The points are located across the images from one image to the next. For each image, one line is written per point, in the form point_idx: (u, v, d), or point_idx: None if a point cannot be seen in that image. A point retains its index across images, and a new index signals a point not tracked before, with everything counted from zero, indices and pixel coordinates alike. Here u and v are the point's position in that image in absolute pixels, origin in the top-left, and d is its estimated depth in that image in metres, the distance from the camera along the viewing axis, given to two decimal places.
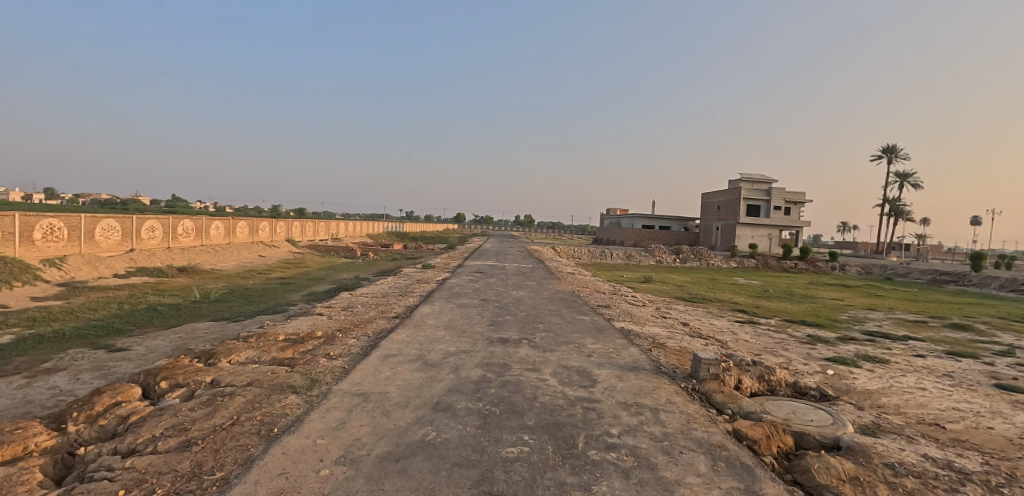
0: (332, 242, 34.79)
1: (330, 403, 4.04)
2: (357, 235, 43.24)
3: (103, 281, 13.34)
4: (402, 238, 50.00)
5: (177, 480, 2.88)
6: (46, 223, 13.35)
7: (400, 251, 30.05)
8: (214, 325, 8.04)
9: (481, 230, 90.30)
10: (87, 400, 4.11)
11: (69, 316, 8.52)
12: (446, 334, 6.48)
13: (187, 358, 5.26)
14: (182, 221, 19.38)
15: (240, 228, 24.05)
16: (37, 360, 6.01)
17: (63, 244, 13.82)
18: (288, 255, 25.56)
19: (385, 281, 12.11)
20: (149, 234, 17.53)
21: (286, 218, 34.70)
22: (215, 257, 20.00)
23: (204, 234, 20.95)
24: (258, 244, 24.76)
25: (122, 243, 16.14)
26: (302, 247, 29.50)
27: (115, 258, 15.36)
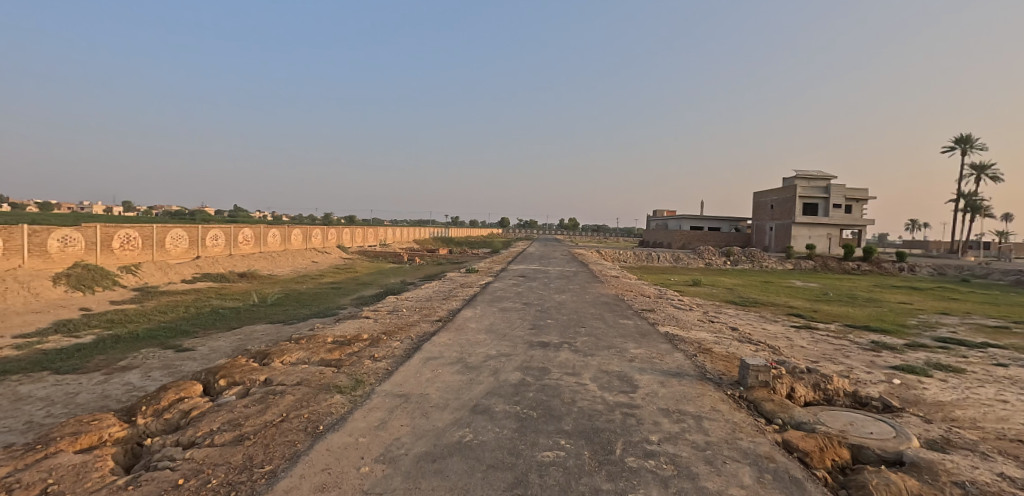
0: (380, 248, 36.00)
1: (373, 403, 4.18)
2: (405, 240, 44.55)
3: (173, 286, 14.46)
4: (447, 243, 51.01)
5: (230, 471, 3.08)
6: (124, 233, 14.60)
7: (446, 256, 30.59)
8: (270, 327, 8.52)
9: (523, 234, 90.49)
10: (155, 395, 4.47)
11: (143, 318, 9.31)
12: (487, 337, 6.53)
13: (245, 357, 5.60)
14: (242, 230, 20.68)
15: (295, 236, 25.38)
16: (115, 358, 6.60)
17: (138, 252, 15.09)
18: (339, 261, 26.70)
19: (430, 285, 12.36)
20: (213, 242, 18.80)
21: (337, 226, 36.25)
22: (272, 263, 21.21)
23: (263, 242, 22.27)
24: (311, 250, 26.01)
25: (189, 250, 17.42)
26: (353, 253, 30.75)
27: (183, 265, 16.63)
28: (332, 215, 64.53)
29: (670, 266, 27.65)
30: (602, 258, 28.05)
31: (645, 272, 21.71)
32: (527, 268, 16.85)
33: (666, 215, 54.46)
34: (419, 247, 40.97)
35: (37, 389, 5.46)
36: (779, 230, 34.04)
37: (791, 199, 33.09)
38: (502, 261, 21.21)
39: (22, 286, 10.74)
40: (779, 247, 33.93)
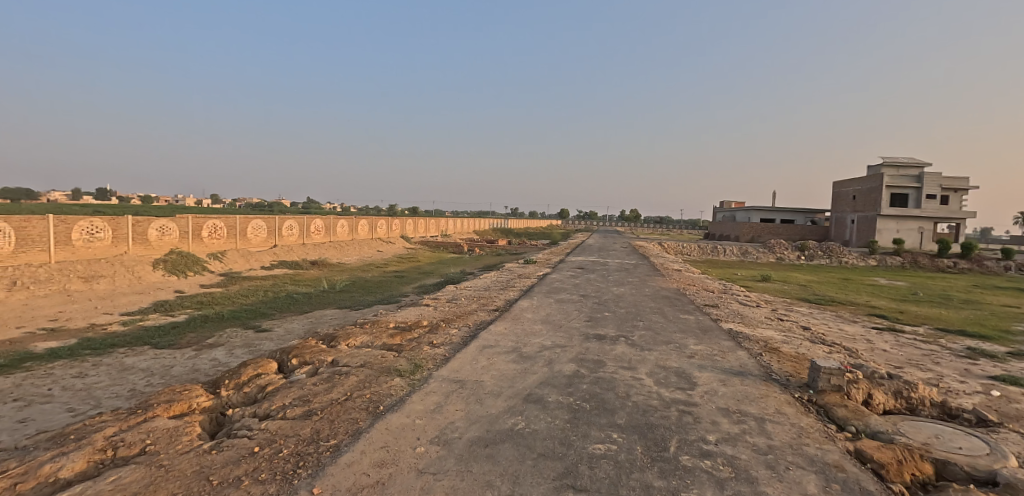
0: (441, 238, 37.05)
1: (430, 387, 4.35)
2: (465, 231, 45.53)
3: (254, 272, 15.77)
4: (504, 234, 51.54)
5: (300, 443, 3.35)
6: (211, 224, 16.06)
7: (504, 247, 30.84)
8: (337, 312, 9.07)
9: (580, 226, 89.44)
10: (236, 371, 4.92)
11: (228, 301, 10.26)
12: (542, 328, 6.56)
13: (315, 339, 6.01)
14: (314, 220, 22.05)
15: (362, 226, 26.71)
16: (204, 336, 7.34)
17: (224, 241, 16.56)
18: (402, 250, 27.80)
19: (488, 275, 12.56)
20: (288, 231, 20.21)
21: (401, 217, 37.72)
22: (341, 252, 22.49)
23: (333, 231, 23.65)
24: (377, 240, 27.26)
25: (268, 239, 18.88)
26: (415, 243, 31.88)
27: (262, 253, 18.06)
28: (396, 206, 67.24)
29: (737, 260, 26.21)
30: (662, 251, 27.13)
31: (710, 267, 20.72)
32: (585, 260, 16.65)
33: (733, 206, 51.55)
34: (478, 238, 41.71)
35: (140, 361, 6.20)
36: (862, 223, 31.19)
37: (876, 189, 30.18)
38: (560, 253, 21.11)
39: (128, 270, 12.17)
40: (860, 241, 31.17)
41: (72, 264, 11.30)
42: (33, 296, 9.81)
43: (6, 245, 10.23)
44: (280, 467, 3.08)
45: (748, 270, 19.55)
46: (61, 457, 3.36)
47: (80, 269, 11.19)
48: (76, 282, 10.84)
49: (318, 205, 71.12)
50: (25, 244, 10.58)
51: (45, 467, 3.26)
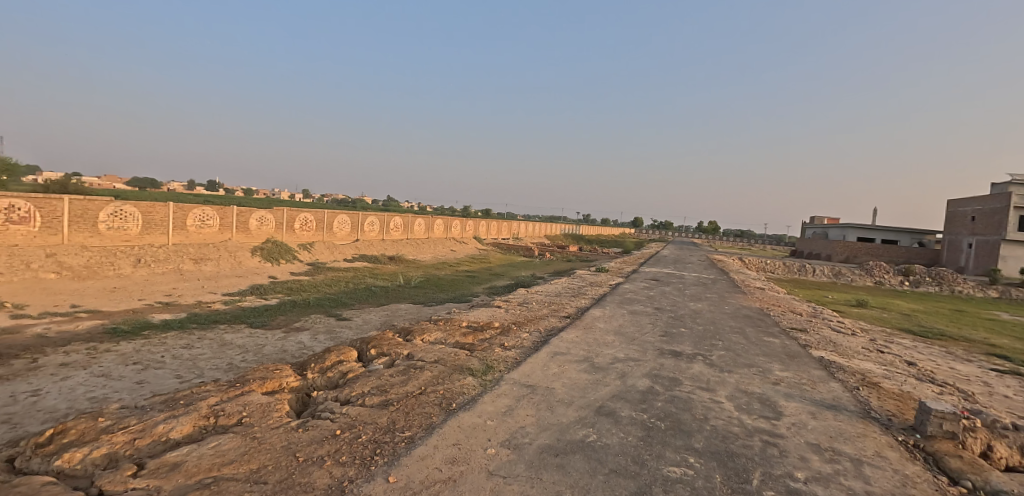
0: (512, 241, 37.50)
1: (501, 389, 4.37)
2: (536, 235, 45.86)
3: (337, 264, 16.84)
4: (574, 240, 51.19)
5: (377, 431, 3.50)
6: (304, 217, 17.40)
7: (575, 253, 30.60)
8: (412, 307, 9.41)
9: (650, 235, 86.28)
10: (322, 355, 5.23)
11: (314, 289, 11.03)
12: (614, 339, 6.38)
13: (392, 332, 6.25)
14: (394, 218, 23.18)
15: (438, 225, 27.68)
16: (292, 320, 7.94)
17: (313, 233, 17.88)
18: (474, 251, 28.43)
19: (559, 281, 12.45)
20: (369, 227, 21.39)
21: (475, 218, 38.67)
22: (416, 249, 23.40)
23: (410, 229, 24.71)
24: (451, 240, 28.14)
25: (351, 233, 20.10)
26: (487, 244, 32.53)
27: (345, 246, 19.25)
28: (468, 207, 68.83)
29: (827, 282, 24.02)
30: (742, 266, 25.49)
31: (797, 287, 19.15)
32: (660, 271, 16.02)
33: (825, 222, 47.26)
34: (548, 243, 41.75)
35: (237, 338, 6.81)
36: (980, 248, 27.39)
37: (1001, 210, 26.37)
38: (634, 262, 20.46)
39: (231, 255, 13.50)
40: (978, 269, 27.34)
41: (186, 246, 12.70)
42: (154, 273, 11.15)
43: (135, 228, 11.71)
44: (359, 452, 3.22)
45: (841, 293, 17.78)
46: (173, 419, 3.75)
47: (192, 252, 12.56)
48: (188, 263, 12.16)
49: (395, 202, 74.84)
50: (150, 227, 12.06)
51: (160, 427, 3.65)
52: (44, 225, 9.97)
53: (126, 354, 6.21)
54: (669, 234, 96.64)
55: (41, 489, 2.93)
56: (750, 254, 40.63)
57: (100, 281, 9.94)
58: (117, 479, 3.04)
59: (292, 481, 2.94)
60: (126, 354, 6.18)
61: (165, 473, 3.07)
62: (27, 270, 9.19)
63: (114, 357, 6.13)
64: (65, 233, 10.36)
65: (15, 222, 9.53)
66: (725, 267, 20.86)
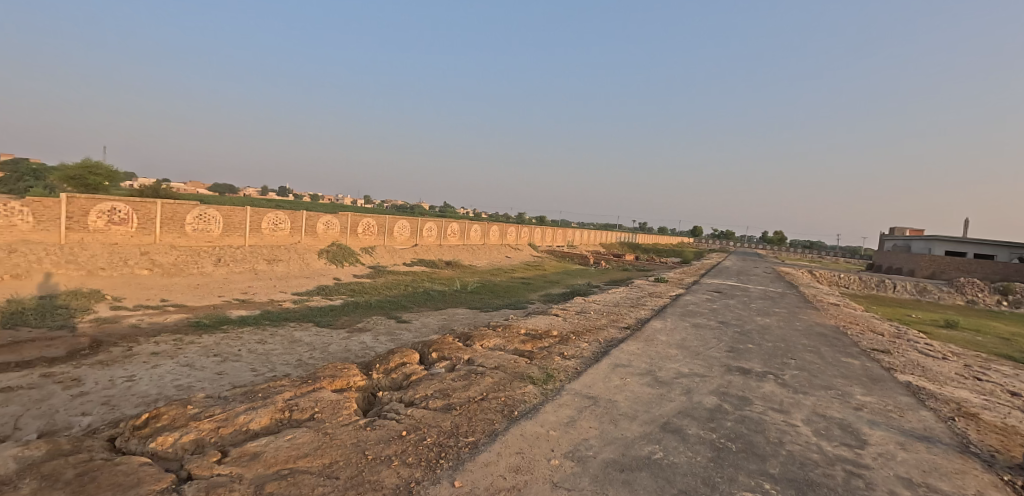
0: (567, 249, 37.36)
1: (563, 399, 4.33)
2: (591, 243, 45.42)
3: (397, 268, 17.44)
4: (629, 248, 50.18)
5: (442, 434, 3.58)
6: (367, 222, 18.19)
7: (630, 262, 30.04)
8: (469, 312, 9.54)
9: (707, 244, 82.86)
10: (386, 357, 5.42)
11: (376, 291, 11.46)
12: (678, 353, 6.15)
13: (452, 336, 6.37)
14: (452, 224, 23.77)
15: (494, 232, 28.08)
16: (355, 320, 8.27)
17: (374, 237, 18.66)
18: (529, 258, 28.56)
19: (615, 290, 12.21)
20: (428, 232, 22.02)
21: (530, 226, 38.86)
22: (472, 255, 23.78)
23: (467, 235, 25.21)
24: (506, 246, 28.44)
25: (410, 239, 20.77)
26: (542, 251, 32.58)
27: (405, 251, 19.91)
28: (521, 214, 69.16)
29: (909, 300, 22.01)
30: (812, 280, 23.85)
31: (875, 304, 17.66)
32: (722, 283, 15.31)
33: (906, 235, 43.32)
34: (603, 251, 41.28)
35: (306, 336, 7.19)
36: None
37: None
38: (693, 273, 19.71)
39: (300, 257, 14.31)
40: None
41: (260, 248, 13.61)
42: (232, 271, 12.01)
43: (216, 229, 12.69)
44: (425, 454, 3.29)
45: (928, 313, 16.19)
46: (252, 411, 3.99)
47: (265, 253, 13.43)
48: (261, 264, 13.00)
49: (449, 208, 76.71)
50: (229, 230, 13.03)
51: (241, 417, 3.90)
52: (140, 226, 11.04)
53: (207, 346, 6.71)
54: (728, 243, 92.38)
55: (140, 468, 3.19)
56: (820, 266, 38.01)
57: (185, 277, 10.83)
58: (204, 464, 3.26)
59: (362, 478, 3.04)
60: (208, 346, 6.68)
61: (247, 461, 3.27)
62: (126, 266, 10.18)
63: (197, 348, 6.63)
64: (157, 234, 11.40)
65: (116, 223, 10.61)
66: (793, 280, 19.63)
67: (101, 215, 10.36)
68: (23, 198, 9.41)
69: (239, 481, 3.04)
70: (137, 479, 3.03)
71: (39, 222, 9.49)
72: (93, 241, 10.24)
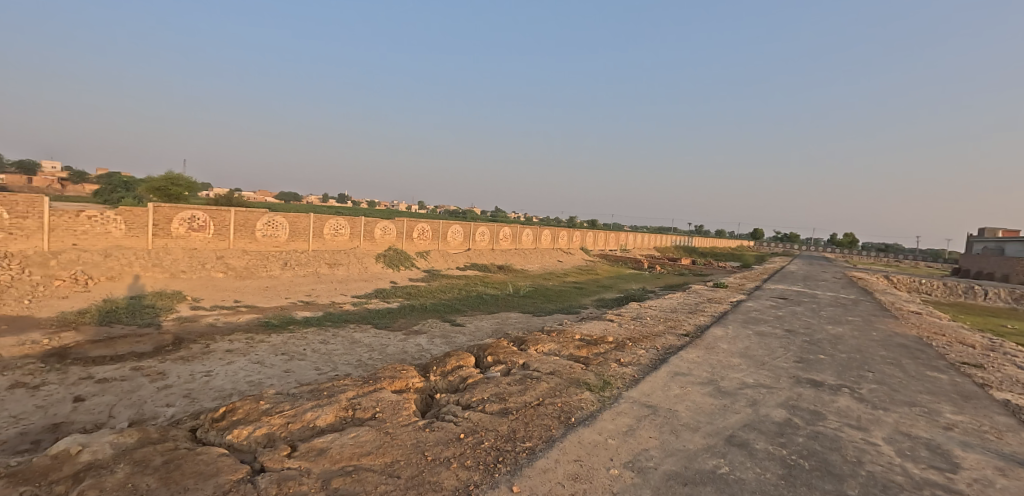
0: (619, 252, 36.77)
1: (621, 407, 4.25)
2: (644, 246, 44.45)
3: (451, 271, 17.87)
4: (684, 252, 48.61)
5: (499, 438, 3.61)
6: (422, 227, 18.79)
7: (685, 266, 29.11)
8: (521, 316, 9.59)
9: (767, 247, 78.65)
10: (443, 359, 5.55)
11: (431, 294, 11.79)
12: (741, 362, 5.88)
13: (507, 340, 6.42)
14: (503, 228, 24.07)
15: (545, 236, 28.14)
16: (412, 323, 8.54)
17: (429, 242, 19.24)
18: (581, 261, 28.36)
19: (671, 295, 11.84)
20: (480, 236, 22.42)
21: (581, 229, 38.62)
22: (524, 259, 23.95)
23: (518, 239, 25.44)
24: (557, 250, 28.41)
25: (463, 243, 21.24)
26: (594, 255, 32.27)
27: (458, 254, 20.36)
28: (574, 217, 68.63)
29: (1007, 308, 19.82)
30: (889, 286, 22.06)
31: (966, 313, 16.05)
32: (786, 289, 14.45)
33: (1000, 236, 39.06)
34: (658, 255, 40.28)
35: (366, 337, 7.49)
36: None
37: None
38: (755, 278, 18.74)
39: (359, 261, 14.97)
40: None
41: (322, 252, 14.37)
42: (297, 274, 12.74)
43: (283, 235, 13.52)
44: (482, 458, 3.33)
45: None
46: (318, 408, 4.21)
47: (327, 258, 14.16)
48: (323, 267, 13.68)
49: (497, 212, 77.37)
50: (295, 235, 13.84)
51: (308, 414, 4.11)
52: (216, 233, 11.98)
53: (276, 345, 7.14)
54: (793, 245, 86.94)
55: (219, 458, 3.44)
56: (897, 271, 35.06)
57: (256, 280, 11.60)
58: (275, 457, 3.47)
59: (423, 478, 3.12)
60: (277, 345, 7.12)
61: (315, 456, 3.44)
62: (204, 269, 11.06)
63: (267, 346, 7.08)
64: (231, 239, 12.31)
65: (195, 230, 11.56)
66: (866, 286, 18.22)
67: (182, 223, 11.32)
68: (117, 207, 10.46)
69: (308, 476, 3.21)
70: (217, 469, 3.26)
71: (130, 229, 10.51)
72: (176, 247, 11.23)
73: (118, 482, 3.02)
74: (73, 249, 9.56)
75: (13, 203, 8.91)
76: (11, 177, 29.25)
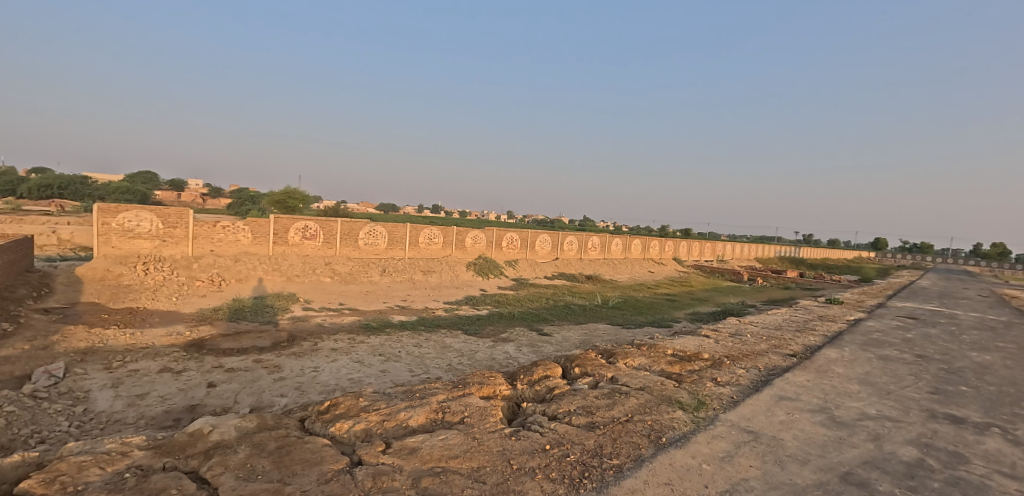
0: (716, 263, 34.57)
1: (717, 431, 3.96)
2: (743, 257, 41.35)
3: (539, 280, 18.02)
4: (789, 264, 44.42)
5: (585, 453, 3.53)
6: (511, 236, 19.22)
7: (793, 279, 26.55)
8: (610, 328, 9.35)
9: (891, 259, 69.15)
10: (530, 368, 5.58)
11: (519, 303, 11.98)
12: (859, 390, 5.20)
13: (594, 352, 6.29)
14: (592, 238, 23.84)
15: (635, 246, 27.35)
16: (499, 330, 8.72)
17: (518, 251, 19.62)
18: (673, 272, 27.11)
19: (775, 311, 10.84)
20: (568, 246, 22.39)
21: (674, 238, 36.95)
22: (613, 269, 23.46)
23: (607, 249, 25.01)
24: (648, 260, 27.47)
25: (551, 252, 21.37)
26: (688, 265, 30.66)
27: (546, 264, 20.50)
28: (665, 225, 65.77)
29: None
30: None
31: None
32: (919, 308, 12.54)
33: None
34: (760, 266, 37.22)
35: (456, 342, 7.78)
36: None
37: None
38: (877, 294, 16.54)
39: (451, 269, 15.66)
40: None
41: (418, 260, 15.25)
42: (395, 280, 13.61)
43: (382, 243, 14.56)
44: (568, 472, 3.27)
45: None
46: (411, 409, 4.43)
47: (422, 265, 14.99)
48: (417, 274, 14.47)
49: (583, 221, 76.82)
50: (393, 243, 14.85)
51: (402, 413, 4.34)
52: (325, 241, 13.23)
53: (375, 346, 7.67)
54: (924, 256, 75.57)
55: (323, 448, 3.74)
56: None
57: (358, 285, 12.59)
58: (372, 452, 3.69)
59: (508, 486, 3.14)
60: (375, 346, 7.65)
61: (407, 455, 3.62)
62: (314, 273, 12.24)
63: (367, 347, 7.63)
64: (337, 247, 13.53)
65: (308, 238, 12.86)
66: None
67: (298, 232, 12.65)
68: (246, 218, 11.99)
69: (400, 472, 3.37)
70: (322, 458, 3.55)
71: (256, 237, 11.96)
72: (292, 253, 12.58)
73: (240, 461, 3.40)
74: (211, 255, 11.12)
75: (167, 215, 10.56)
76: (170, 194, 34.84)
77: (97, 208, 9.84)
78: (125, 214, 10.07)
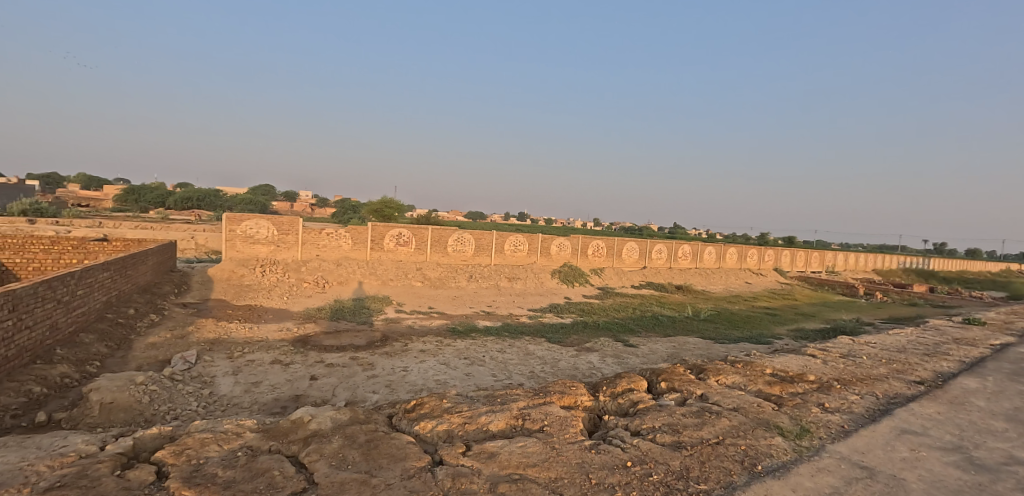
0: (825, 274, 31.20)
1: (823, 463, 3.52)
2: (858, 269, 36.90)
3: (625, 289, 17.47)
4: (915, 277, 38.87)
5: (669, 474, 3.32)
6: (596, 244, 18.89)
7: (924, 295, 23.08)
8: (702, 342, 8.81)
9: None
10: (614, 380, 5.39)
11: (604, 312, 11.70)
12: (1011, 429, 4.35)
13: (683, 367, 5.93)
14: (682, 246, 22.72)
15: (731, 254, 25.59)
16: (584, 339, 8.57)
17: (603, 259, 19.21)
18: (775, 283, 24.93)
19: (900, 331, 9.50)
20: (657, 254, 21.51)
21: (775, 247, 33.98)
22: (706, 279, 22.12)
23: (699, 258, 23.67)
24: (745, 271, 25.56)
25: (638, 261, 20.68)
26: (792, 277, 28.01)
27: (633, 272, 19.85)
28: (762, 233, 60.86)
29: None
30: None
31: None
32: None
33: None
34: (880, 279, 32.93)
35: (539, 350, 7.76)
36: None
37: None
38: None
39: (536, 277, 15.72)
40: None
41: (502, 266, 15.54)
42: (481, 286, 13.93)
43: (469, 250, 15.04)
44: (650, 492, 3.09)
45: None
46: (492, 413, 4.46)
47: (507, 272, 15.22)
48: (501, 280, 14.71)
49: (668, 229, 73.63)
50: (479, 250, 15.28)
51: (482, 418, 4.39)
52: (416, 247, 13.95)
53: (459, 349, 7.88)
54: None
55: (408, 445, 3.88)
56: None
57: (446, 289, 13.07)
58: (452, 453, 3.76)
59: None
60: (459, 350, 7.86)
61: (485, 459, 3.63)
62: (406, 278, 12.94)
63: (451, 350, 7.87)
64: (428, 253, 14.20)
65: (401, 245, 13.65)
66: None
67: (392, 239, 13.47)
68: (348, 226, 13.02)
69: (478, 476, 3.38)
70: (405, 454, 3.68)
71: (355, 243, 12.93)
72: (387, 258, 13.43)
73: (332, 450, 3.64)
74: (315, 259, 12.21)
75: (281, 223, 11.76)
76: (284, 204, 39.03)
77: (226, 217, 11.25)
78: (248, 222, 11.41)
